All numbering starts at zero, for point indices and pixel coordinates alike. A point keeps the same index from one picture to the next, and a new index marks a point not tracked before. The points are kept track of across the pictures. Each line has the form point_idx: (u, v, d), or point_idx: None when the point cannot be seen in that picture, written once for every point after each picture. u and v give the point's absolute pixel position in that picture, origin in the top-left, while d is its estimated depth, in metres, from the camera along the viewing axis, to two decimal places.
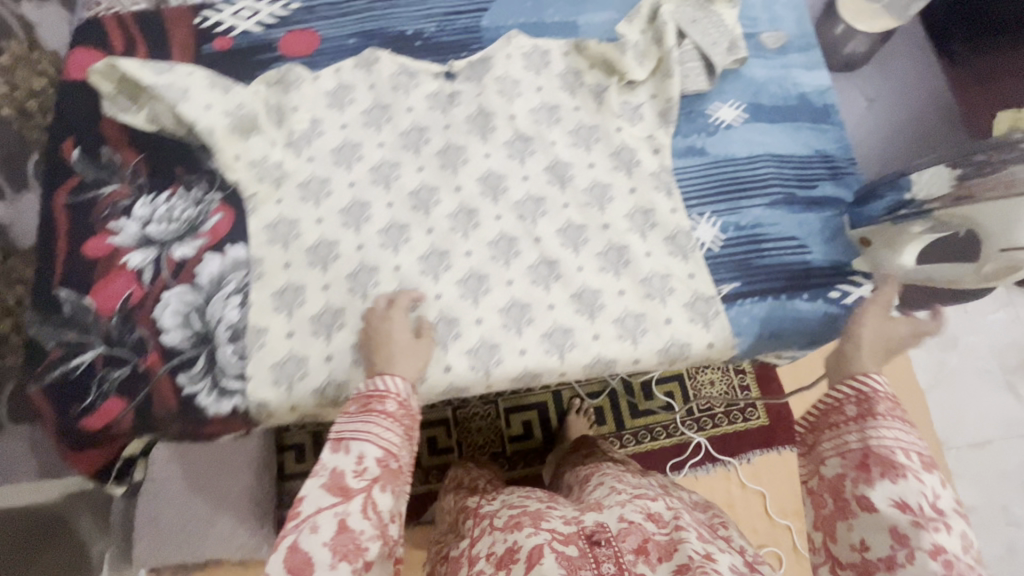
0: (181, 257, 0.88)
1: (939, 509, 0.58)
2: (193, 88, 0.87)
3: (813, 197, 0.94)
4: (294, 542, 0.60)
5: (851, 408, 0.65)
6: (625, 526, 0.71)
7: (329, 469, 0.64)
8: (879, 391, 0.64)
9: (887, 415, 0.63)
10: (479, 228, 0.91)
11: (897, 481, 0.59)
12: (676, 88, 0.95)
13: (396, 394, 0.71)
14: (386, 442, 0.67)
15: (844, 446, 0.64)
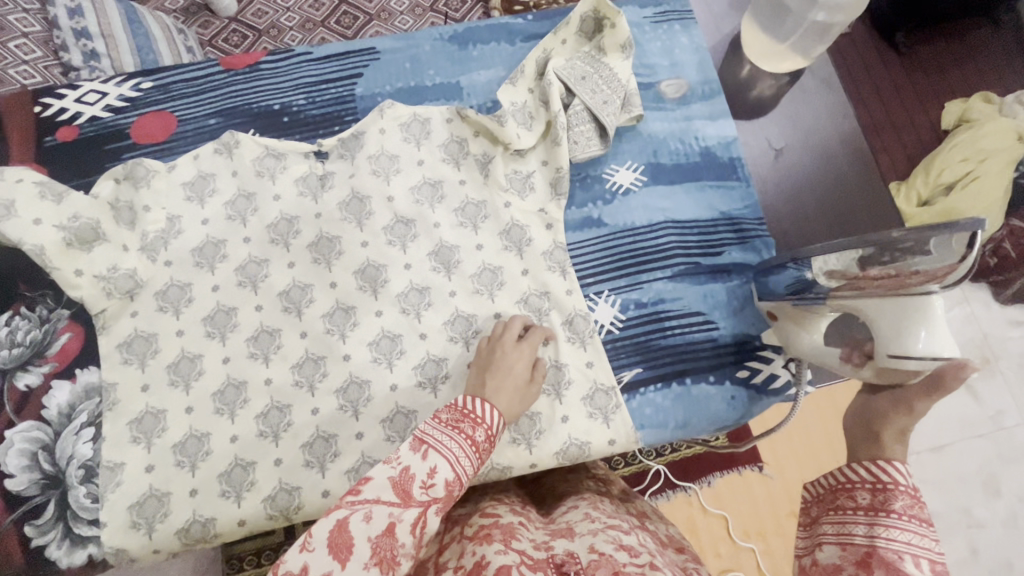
0: (25, 388, 0.79)
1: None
2: (21, 199, 0.78)
3: (720, 264, 0.87)
4: (344, 520, 0.50)
5: (863, 494, 0.52)
6: (596, 558, 0.56)
7: (401, 465, 0.55)
8: (899, 482, 0.51)
9: (904, 513, 0.49)
10: (359, 327, 0.83)
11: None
12: (566, 155, 0.87)
13: (487, 425, 0.61)
14: (459, 469, 0.57)
15: (848, 536, 0.51)
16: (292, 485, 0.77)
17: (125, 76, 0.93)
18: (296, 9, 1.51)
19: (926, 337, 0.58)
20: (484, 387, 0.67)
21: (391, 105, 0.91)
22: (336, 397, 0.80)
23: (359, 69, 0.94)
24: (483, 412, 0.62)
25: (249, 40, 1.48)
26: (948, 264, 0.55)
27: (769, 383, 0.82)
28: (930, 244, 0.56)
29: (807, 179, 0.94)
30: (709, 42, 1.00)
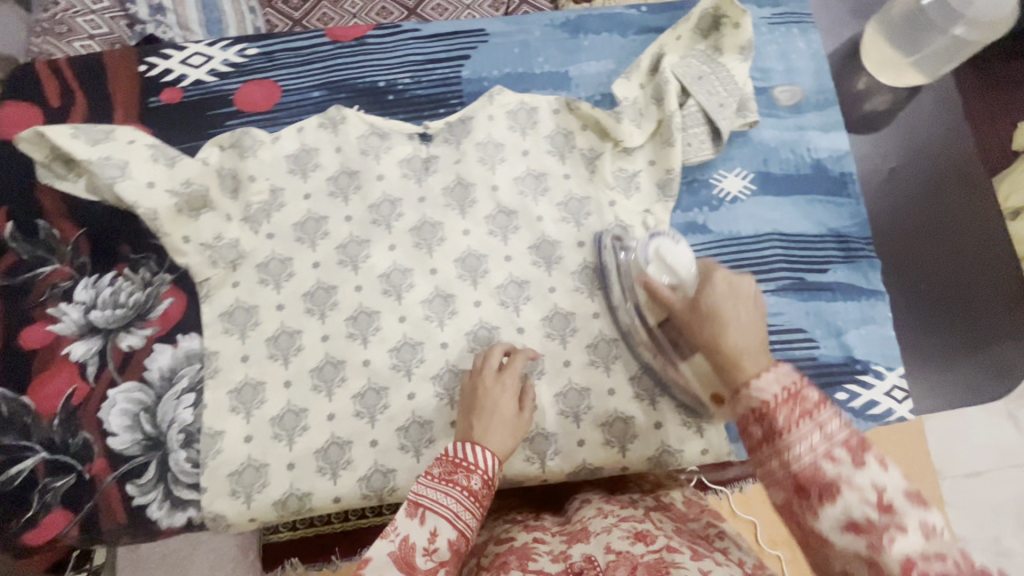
0: (127, 349, 0.80)
1: (889, 508, 0.40)
2: (134, 161, 0.78)
3: (823, 282, 0.86)
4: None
5: (755, 429, 0.46)
6: (614, 558, 0.53)
7: (398, 537, 0.54)
8: (768, 399, 0.45)
9: (792, 423, 0.44)
10: (457, 316, 0.83)
11: (836, 500, 0.41)
12: (678, 158, 0.85)
13: (484, 470, 0.59)
14: (462, 524, 0.56)
15: (773, 473, 0.45)
16: (387, 467, 0.78)
17: (231, 40, 0.91)
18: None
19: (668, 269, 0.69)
20: (469, 430, 0.64)
21: (501, 90, 0.89)
22: (432, 384, 0.81)
23: (467, 51, 0.92)
24: (475, 456, 0.60)
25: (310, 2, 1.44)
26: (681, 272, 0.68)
27: (867, 408, 0.81)
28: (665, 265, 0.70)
29: (918, 200, 0.90)
30: (827, 49, 0.97)
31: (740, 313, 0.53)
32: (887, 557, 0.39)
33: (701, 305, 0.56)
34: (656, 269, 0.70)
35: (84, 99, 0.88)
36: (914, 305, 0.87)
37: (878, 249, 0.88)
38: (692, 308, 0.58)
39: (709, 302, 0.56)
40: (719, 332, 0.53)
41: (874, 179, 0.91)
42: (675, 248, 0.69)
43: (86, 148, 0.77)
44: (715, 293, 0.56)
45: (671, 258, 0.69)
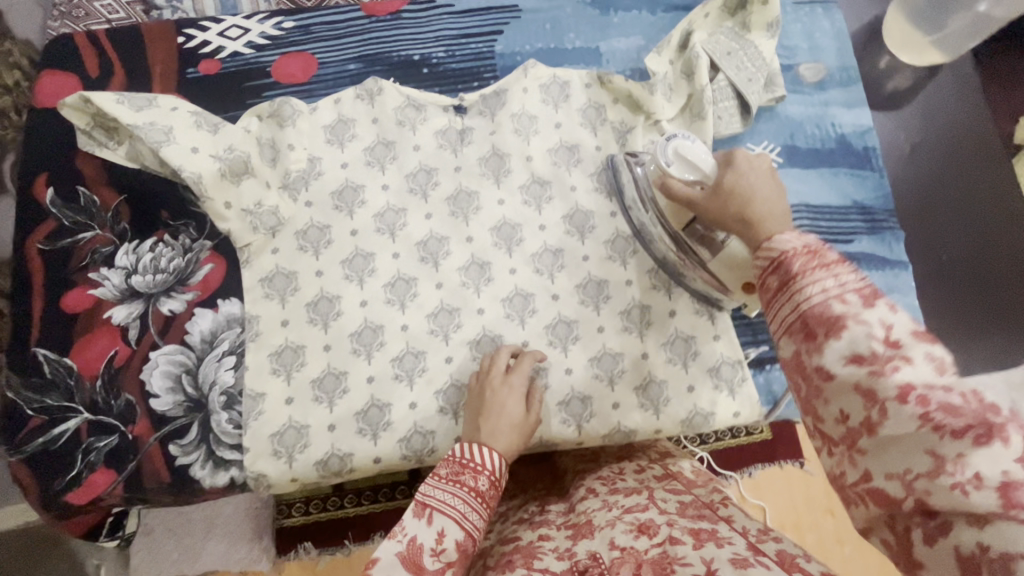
0: (169, 313, 0.81)
1: (895, 342, 0.41)
2: (178, 127, 0.79)
3: (848, 252, 0.88)
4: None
5: (772, 280, 0.48)
6: (619, 555, 0.55)
7: (408, 537, 0.57)
8: (788, 249, 0.47)
9: (808, 269, 0.46)
10: (492, 283, 0.84)
11: (842, 336, 0.43)
12: (710, 131, 0.87)
13: (491, 471, 0.63)
14: (468, 525, 0.59)
15: (784, 320, 0.47)
16: (427, 428, 0.79)
17: (269, 13, 0.93)
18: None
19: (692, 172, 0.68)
20: (475, 432, 0.68)
21: (534, 64, 0.90)
22: (468, 348, 0.82)
23: (500, 26, 0.94)
24: (482, 458, 0.63)
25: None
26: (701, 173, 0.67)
27: None
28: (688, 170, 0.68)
29: (945, 172, 0.93)
30: (850, 28, 1.00)
31: (755, 181, 0.58)
32: (886, 384, 0.41)
33: (724, 187, 0.60)
34: (680, 170, 0.69)
35: (122, 68, 0.89)
36: (928, 266, 0.90)
37: (901, 220, 0.92)
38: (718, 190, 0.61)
39: (728, 183, 0.60)
40: (742, 200, 0.57)
41: (897, 153, 0.95)
42: (694, 146, 0.68)
43: (131, 114, 0.78)
44: (734, 173, 0.60)
45: (694, 156, 0.67)
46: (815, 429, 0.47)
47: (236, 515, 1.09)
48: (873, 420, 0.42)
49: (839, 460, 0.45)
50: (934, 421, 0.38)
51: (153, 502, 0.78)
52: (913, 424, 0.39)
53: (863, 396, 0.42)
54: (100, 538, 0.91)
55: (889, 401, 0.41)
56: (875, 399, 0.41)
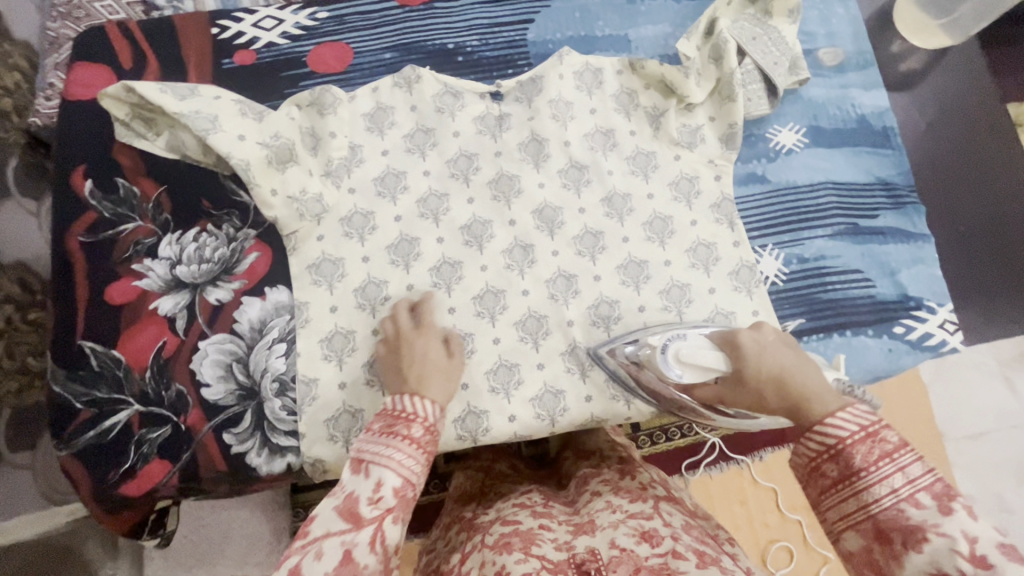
0: (216, 302, 0.80)
1: (984, 562, 0.43)
2: (223, 115, 0.79)
3: (875, 227, 0.91)
4: (297, 566, 0.49)
5: (831, 468, 0.52)
6: (617, 554, 0.55)
7: (343, 493, 0.53)
8: (846, 437, 0.52)
9: (871, 463, 0.50)
10: (536, 265, 0.86)
11: (921, 548, 0.46)
12: (740, 113, 0.90)
13: (424, 418, 0.59)
14: (407, 470, 0.54)
15: (850, 516, 0.51)
16: (480, 409, 0.80)
17: (302, 3, 0.93)
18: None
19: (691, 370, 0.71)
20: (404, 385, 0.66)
21: (567, 51, 0.93)
22: (516, 330, 0.83)
23: (531, 15, 0.96)
24: (416, 407, 0.60)
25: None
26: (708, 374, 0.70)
27: (923, 340, 0.87)
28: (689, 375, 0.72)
29: (957, 154, 0.99)
30: (864, 13, 1.04)
31: (778, 360, 0.63)
32: None
33: (750, 378, 0.64)
34: (693, 376, 0.71)
35: (157, 59, 0.88)
36: (953, 245, 0.95)
37: (922, 194, 0.96)
38: (741, 383, 0.66)
39: (755, 369, 0.64)
40: (783, 387, 0.61)
41: (915, 130, 0.99)
42: (691, 343, 0.72)
43: (176, 102, 0.78)
44: (753, 361, 0.65)
45: (691, 356, 0.70)
46: None
47: (254, 521, 1.05)
48: None
49: None
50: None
51: (207, 493, 0.77)
52: None
53: None
54: (141, 537, 0.87)
55: None
56: None
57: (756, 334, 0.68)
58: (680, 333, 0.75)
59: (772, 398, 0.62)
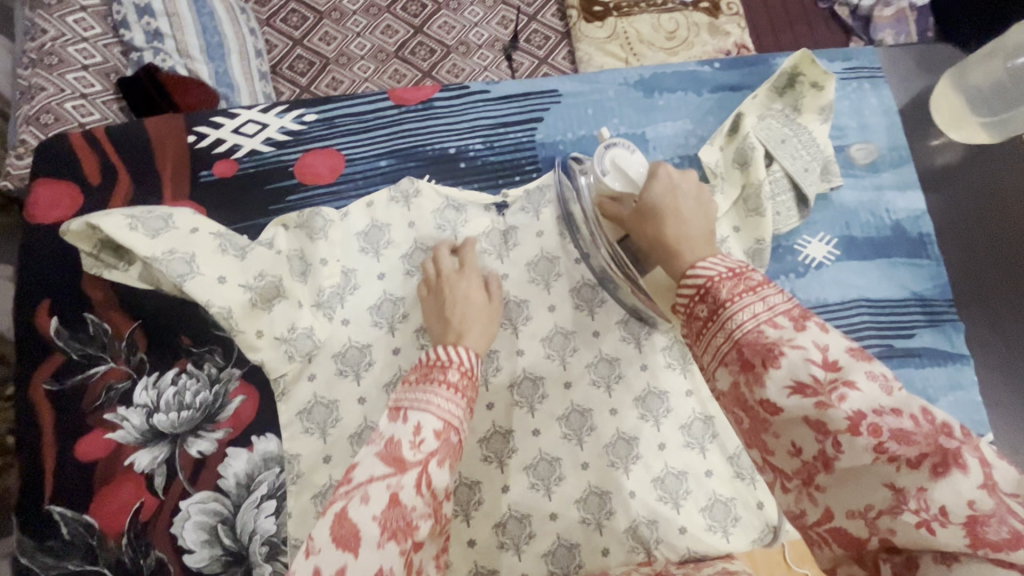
0: (198, 456, 0.73)
1: (834, 365, 0.40)
2: (201, 254, 0.71)
3: (911, 347, 0.85)
4: (343, 511, 0.48)
5: (702, 309, 0.48)
6: None
7: (384, 438, 0.53)
8: (712, 276, 0.47)
9: (736, 295, 0.45)
10: (546, 400, 0.79)
11: (780, 364, 0.41)
12: (769, 228, 0.82)
13: (459, 363, 0.60)
14: (447, 413, 0.56)
15: (720, 352, 0.46)
16: (488, 567, 0.74)
17: (287, 105, 0.85)
18: (367, 35, 1.48)
19: (619, 173, 0.68)
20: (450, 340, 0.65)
21: (578, 157, 0.85)
22: (527, 475, 0.76)
23: (540, 112, 0.88)
24: (450, 355, 0.61)
25: (315, 67, 1.46)
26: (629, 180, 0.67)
27: None
28: (611, 176, 0.68)
29: (1001, 261, 0.91)
30: (899, 101, 0.98)
31: (679, 202, 0.59)
32: (834, 414, 0.38)
33: (645, 203, 0.61)
34: (615, 181, 0.68)
35: (126, 173, 0.80)
36: (995, 362, 0.87)
37: (960, 308, 0.89)
38: (638, 210, 0.62)
39: (652, 200, 0.60)
40: (660, 223, 0.58)
41: (949, 236, 0.92)
42: (631, 158, 0.68)
43: (148, 242, 0.70)
44: (656, 193, 0.61)
45: (625, 166, 0.68)
46: (764, 462, 0.44)
47: None
48: (827, 453, 0.39)
49: (795, 496, 0.42)
50: (888, 452, 0.37)
51: None
52: (868, 457, 0.38)
53: (813, 427, 0.40)
54: None
55: (840, 433, 0.38)
56: (827, 430, 0.39)
57: (677, 175, 0.63)
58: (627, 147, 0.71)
59: (648, 230, 0.59)
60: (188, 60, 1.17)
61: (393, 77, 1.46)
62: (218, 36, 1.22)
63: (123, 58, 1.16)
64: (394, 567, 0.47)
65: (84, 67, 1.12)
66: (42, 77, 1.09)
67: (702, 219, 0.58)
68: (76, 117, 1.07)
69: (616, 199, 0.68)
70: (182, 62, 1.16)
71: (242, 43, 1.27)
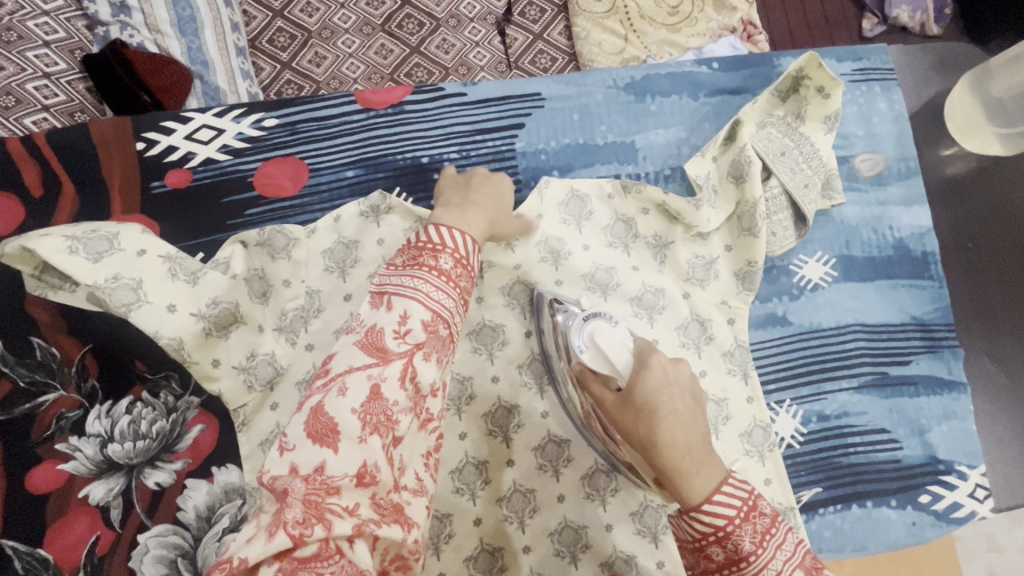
0: (156, 487, 0.67)
1: None
2: (149, 279, 0.66)
3: (905, 375, 0.81)
4: (320, 405, 0.45)
5: (717, 554, 0.46)
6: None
7: (365, 328, 0.48)
8: (730, 520, 0.45)
9: (757, 546, 0.45)
10: (523, 429, 0.75)
11: None
12: (762, 249, 0.78)
13: (453, 249, 0.53)
14: (436, 304, 0.50)
15: None
16: None
17: (245, 110, 0.81)
18: (351, 7, 1.32)
19: (598, 350, 0.56)
20: (459, 216, 0.59)
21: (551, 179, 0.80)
22: (500, 507, 0.73)
23: (521, 118, 0.84)
24: (443, 239, 0.54)
25: (297, 41, 1.30)
26: (613, 366, 0.55)
27: (950, 511, 0.77)
28: (590, 356, 0.56)
29: (1004, 280, 0.86)
30: (909, 107, 0.93)
31: (675, 400, 0.50)
32: None
33: (635, 398, 0.51)
34: (593, 362, 0.56)
35: (72, 183, 0.75)
36: (988, 386, 0.84)
37: (962, 336, 0.85)
38: (624, 402, 0.52)
39: (645, 396, 0.51)
40: (654, 427, 0.49)
41: (953, 255, 0.87)
42: (614, 333, 0.56)
43: (89, 266, 0.63)
44: (649, 386, 0.51)
45: (606, 346, 0.55)
46: None
47: None
48: None
49: None
50: None
51: None
52: None
53: None
54: None
55: None
56: None
57: (670, 367, 0.53)
58: (612, 317, 0.59)
59: (639, 429, 0.50)
60: (158, 36, 1.04)
61: (379, 52, 1.31)
62: (190, 8, 1.07)
63: (88, 33, 1.02)
64: (376, 461, 0.45)
65: (45, 44, 0.96)
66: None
67: (701, 426, 0.50)
68: (39, 99, 0.93)
69: (599, 377, 0.56)
70: (151, 37, 1.03)
71: (215, 16, 1.12)
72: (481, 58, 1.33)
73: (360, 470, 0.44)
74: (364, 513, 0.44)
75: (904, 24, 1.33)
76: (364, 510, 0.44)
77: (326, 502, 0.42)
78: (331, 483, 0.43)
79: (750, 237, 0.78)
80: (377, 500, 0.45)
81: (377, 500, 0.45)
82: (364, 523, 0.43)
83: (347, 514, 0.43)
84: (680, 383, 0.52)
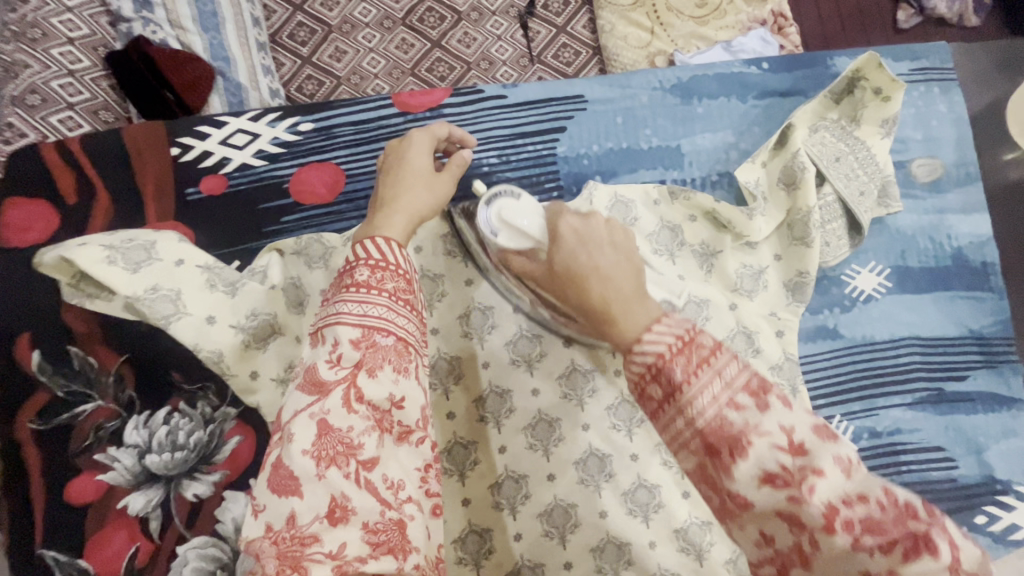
0: (194, 499, 0.63)
1: (801, 450, 0.37)
2: (187, 290, 0.66)
3: (962, 391, 0.78)
4: (278, 459, 0.43)
5: (655, 389, 0.41)
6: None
7: (305, 367, 0.46)
8: (662, 353, 0.40)
9: (691, 373, 0.39)
10: (563, 443, 0.73)
11: (748, 453, 0.38)
12: (815, 259, 0.75)
13: (366, 257, 0.48)
14: (366, 318, 0.46)
15: (680, 435, 0.40)
16: None
17: (281, 113, 0.80)
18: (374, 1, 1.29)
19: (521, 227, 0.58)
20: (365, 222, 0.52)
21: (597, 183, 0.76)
22: (540, 523, 0.70)
23: (563, 121, 0.82)
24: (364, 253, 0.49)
25: (318, 35, 1.28)
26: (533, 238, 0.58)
27: (1009, 533, 0.73)
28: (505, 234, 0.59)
29: None
30: (968, 107, 0.88)
31: (595, 256, 0.48)
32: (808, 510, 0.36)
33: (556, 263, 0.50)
34: (509, 240, 0.59)
35: (106, 190, 0.74)
36: None
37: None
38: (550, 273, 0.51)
39: (562, 257, 0.49)
40: (581, 285, 0.47)
41: (1014, 264, 0.83)
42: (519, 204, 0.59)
43: (127, 276, 0.64)
44: (565, 249, 0.50)
45: (515, 218, 0.58)
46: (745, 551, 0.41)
47: None
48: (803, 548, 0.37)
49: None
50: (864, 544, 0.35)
51: None
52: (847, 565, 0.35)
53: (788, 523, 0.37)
54: None
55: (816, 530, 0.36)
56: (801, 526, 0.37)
57: (582, 224, 0.51)
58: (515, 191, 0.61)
59: (568, 294, 0.49)
60: (179, 32, 1.01)
61: (400, 47, 1.28)
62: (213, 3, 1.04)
63: (111, 29, 0.99)
64: (343, 491, 0.42)
65: (69, 41, 0.95)
66: (25, 52, 0.93)
67: (628, 273, 0.47)
68: (63, 96, 0.92)
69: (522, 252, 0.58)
70: (174, 34, 1.00)
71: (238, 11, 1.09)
72: (503, 52, 1.29)
73: (330, 506, 0.42)
74: (350, 551, 0.41)
75: (942, 14, 1.27)
76: (352, 547, 0.41)
77: (305, 553, 0.41)
78: (304, 533, 0.41)
79: (805, 249, 0.75)
80: (369, 529, 0.42)
81: (369, 529, 0.42)
82: (348, 562, 0.41)
83: (330, 558, 0.41)
84: (601, 244, 0.50)
